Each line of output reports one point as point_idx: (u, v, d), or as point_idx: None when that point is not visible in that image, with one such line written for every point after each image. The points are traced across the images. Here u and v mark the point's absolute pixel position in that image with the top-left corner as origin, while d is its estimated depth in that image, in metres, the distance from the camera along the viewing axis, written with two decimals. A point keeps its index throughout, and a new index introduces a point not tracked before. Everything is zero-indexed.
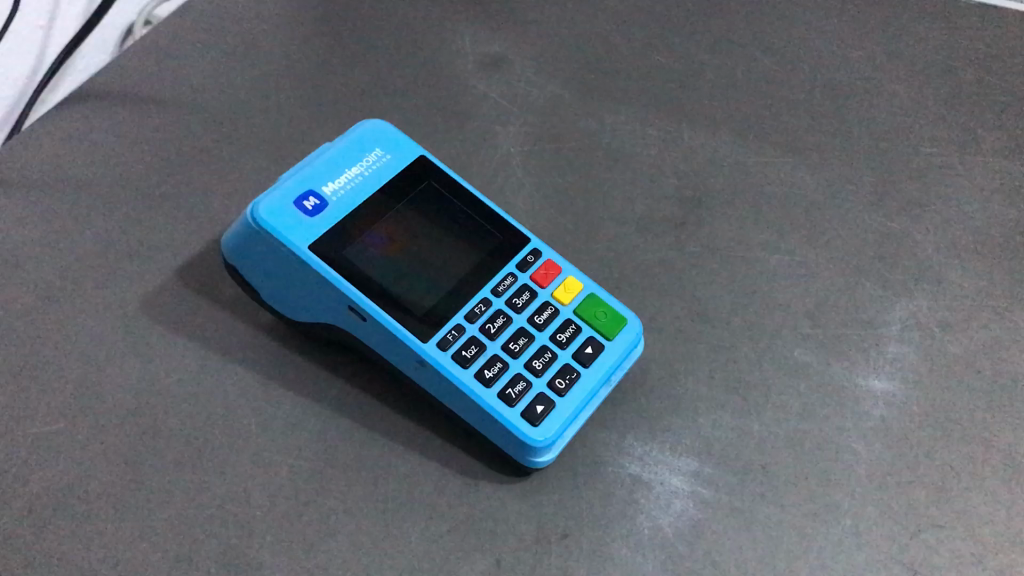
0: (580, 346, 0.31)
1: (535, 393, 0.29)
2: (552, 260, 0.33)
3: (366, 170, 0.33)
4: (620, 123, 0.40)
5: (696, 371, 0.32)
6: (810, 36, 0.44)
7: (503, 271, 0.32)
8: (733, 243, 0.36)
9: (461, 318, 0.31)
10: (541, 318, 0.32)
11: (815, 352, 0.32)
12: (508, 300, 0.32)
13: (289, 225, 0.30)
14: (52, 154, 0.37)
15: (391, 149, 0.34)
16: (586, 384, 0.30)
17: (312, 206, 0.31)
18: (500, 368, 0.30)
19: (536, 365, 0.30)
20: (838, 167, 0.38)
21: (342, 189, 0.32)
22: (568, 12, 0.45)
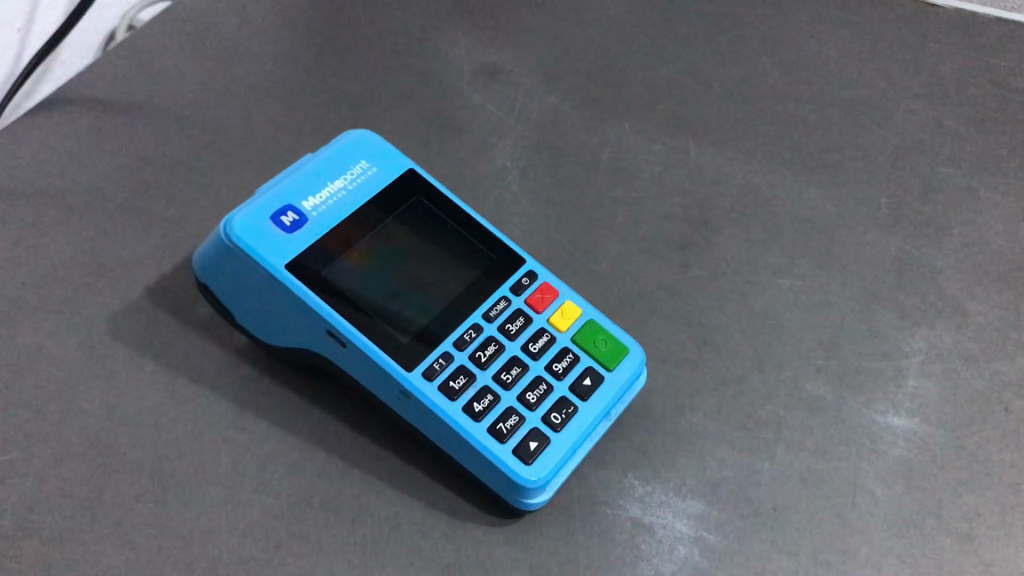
0: (578, 377, 0.29)
1: (529, 428, 0.27)
2: (549, 283, 0.31)
3: (350, 183, 0.30)
4: (622, 137, 0.38)
5: (703, 403, 0.30)
6: (822, 49, 0.42)
7: (496, 294, 0.30)
8: (742, 266, 0.33)
9: (449, 345, 0.28)
10: (536, 346, 0.29)
11: (830, 385, 0.30)
12: (500, 326, 0.29)
13: (265, 241, 0.28)
14: (20, 161, 0.35)
15: (378, 161, 0.31)
16: (584, 419, 0.28)
17: (290, 222, 0.29)
18: (492, 400, 0.27)
19: (531, 398, 0.28)
20: (853, 187, 0.36)
21: (324, 204, 0.30)
22: (569, 20, 0.43)
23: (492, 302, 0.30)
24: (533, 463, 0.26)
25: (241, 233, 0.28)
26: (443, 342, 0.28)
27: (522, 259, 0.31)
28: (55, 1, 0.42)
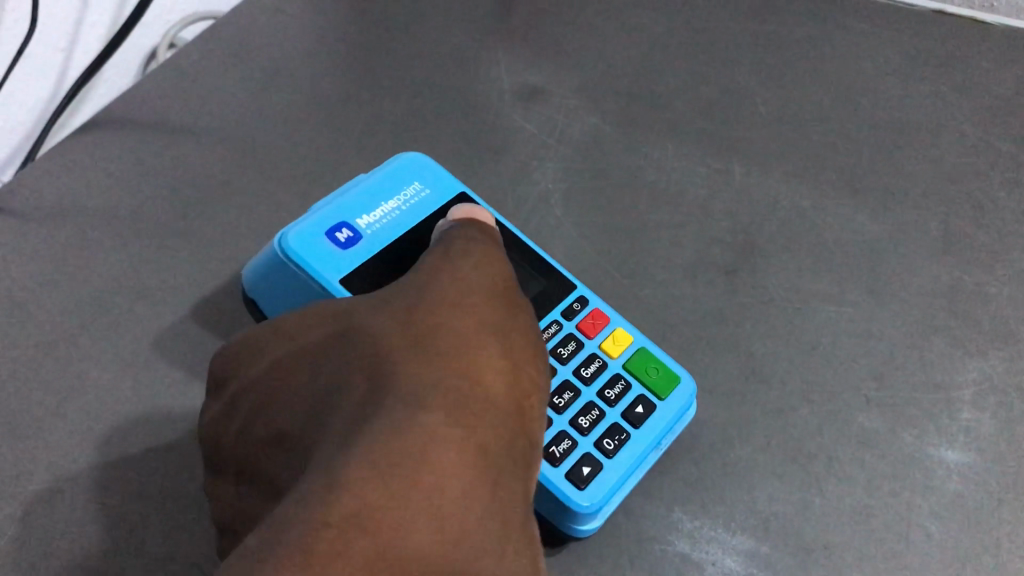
0: (629, 402, 0.29)
1: (581, 453, 0.27)
2: (600, 310, 0.30)
3: (403, 204, 0.32)
4: (666, 159, 0.38)
5: (752, 435, 0.29)
6: (867, 70, 0.42)
7: (547, 317, 0.30)
8: (790, 294, 0.33)
9: None
10: (587, 371, 0.30)
11: (882, 418, 0.30)
12: (552, 350, 0.30)
13: (320, 256, 0.29)
14: (65, 183, 0.35)
15: (431, 184, 0.33)
16: (635, 447, 0.28)
17: (344, 238, 0.30)
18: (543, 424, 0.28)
19: (583, 423, 0.28)
20: (901, 213, 0.36)
21: (377, 222, 0.31)
22: (610, 39, 0.43)
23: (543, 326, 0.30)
24: (586, 488, 0.26)
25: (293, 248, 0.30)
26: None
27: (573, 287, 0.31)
28: (98, 21, 0.42)
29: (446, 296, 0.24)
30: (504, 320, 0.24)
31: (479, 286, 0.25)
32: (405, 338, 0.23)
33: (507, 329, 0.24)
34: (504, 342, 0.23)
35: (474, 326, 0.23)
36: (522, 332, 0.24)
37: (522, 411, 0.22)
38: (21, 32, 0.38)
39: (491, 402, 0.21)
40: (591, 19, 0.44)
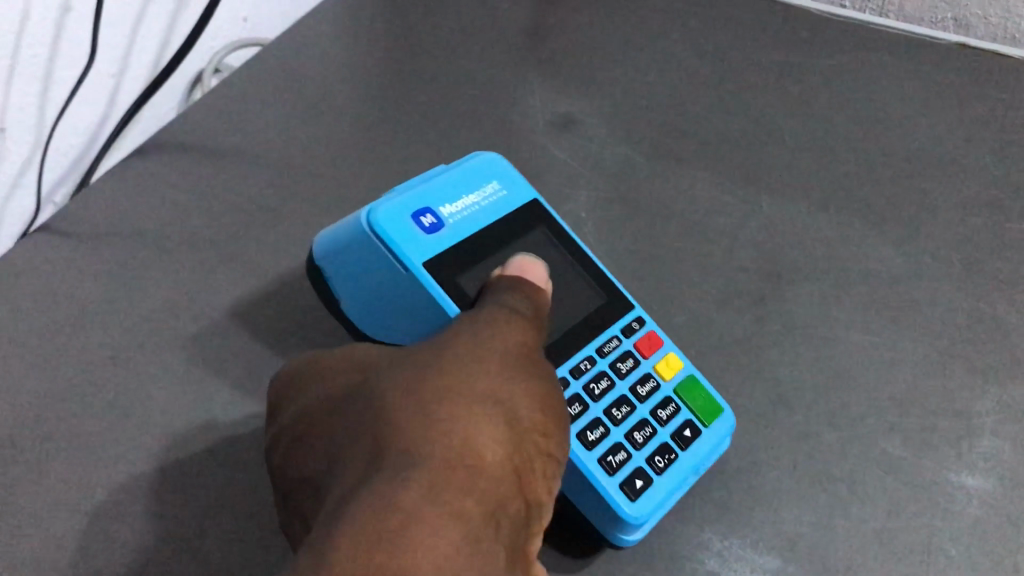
0: (680, 425, 0.30)
1: (635, 466, 0.28)
2: (656, 333, 0.32)
3: (483, 201, 0.32)
4: (694, 188, 0.39)
5: (779, 459, 0.30)
6: (890, 102, 0.43)
7: (608, 332, 0.31)
8: (815, 321, 0.34)
9: (565, 373, 0.30)
10: (642, 389, 0.31)
11: (904, 444, 0.31)
12: (611, 363, 0.31)
13: (407, 237, 0.29)
14: (120, 207, 0.37)
15: (510, 186, 0.33)
16: (682, 468, 0.29)
17: (429, 223, 0.30)
18: (602, 433, 0.29)
19: (636, 438, 0.29)
20: (924, 244, 0.37)
21: (458, 213, 0.31)
22: (640, 71, 0.45)
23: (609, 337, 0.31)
24: (638, 500, 0.27)
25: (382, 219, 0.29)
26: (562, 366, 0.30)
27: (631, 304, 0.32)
28: (150, 48, 0.44)
29: (471, 344, 0.24)
30: (528, 378, 0.24)
31: (505, 339, 0.25)
32: (420, 387, 0.23)
33: (528, 384, 0.23)
34: (522, 399, 0.23)
35: (493, 380, 0.23)
36: (546, 389, 0.24)
37: (528, 471, 0.22)
38: (81, 55, 0.40)
39: (491, 461, 0.21)
40: (622, 51, 0.45)
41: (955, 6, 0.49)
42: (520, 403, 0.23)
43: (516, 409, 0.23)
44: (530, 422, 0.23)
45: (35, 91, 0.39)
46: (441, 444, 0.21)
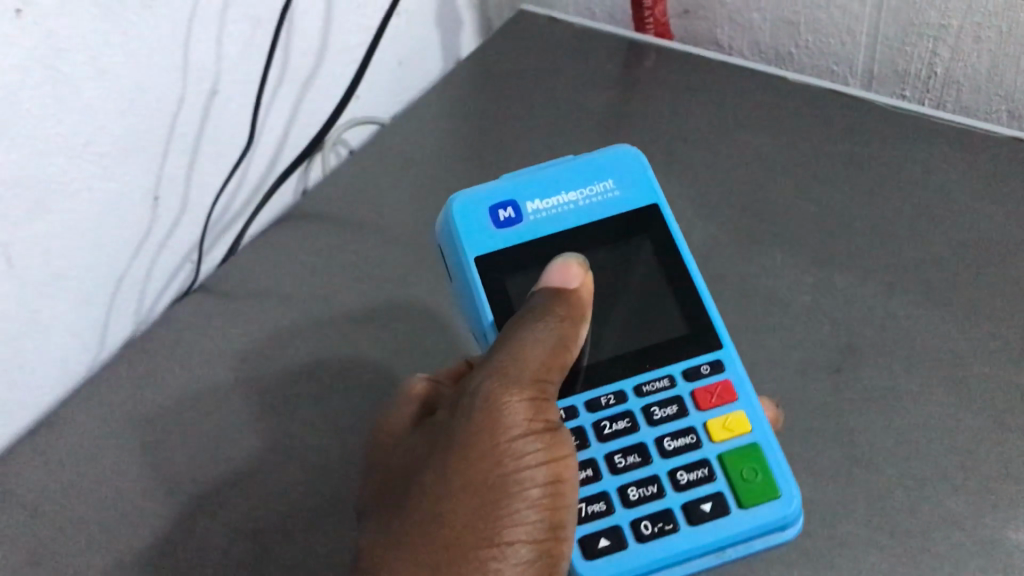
0: (700, 496, 0.35)
1: (611, 524, 0.35)
2: (724, 388, 0.37)
3: (578, 201, 0.40)
4: (776, 270, 0.45)
5: (856, 512, 0.36)
6: (951, 189, 0.48)
7: (664, 373, 0.38)
8: (887, 391, 0.39)
9: (583, 403, 0.37)
10: (673, 443, 0.36)
11: (968, 503, 0.36)
12: (649, 407, 0.37)
13: (479, 228, 0.39)
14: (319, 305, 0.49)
15: (619, 189, 0.40)
16: (670, 538, 0.34)
17: (504, 216, 0.39)
18: (593, 476, 0.35)
19: (635, 494, 0.35)
20: (985, 322, 0.41)
21: (541, 209, 0.40)
22: (723, 163, 0.51)
23: (656, 387, 0.37)
24: (590, 558, 0.34)
25: (462, 205, 0.39)
26: (578, 403, 0.37)
27: (714, 356, 0.38)
28: (268, 149, 0.54)
29: (481, 485, 0.31)
30: (528, 523, 0.32)
31: (514, 474, 0.32)
32: (445, 547, 0.31)
33: (525, 529, 0.32)
34: (518, 552, 0.31)
35: (495, 544, 0.31)
36: (547, 523, 0.32)
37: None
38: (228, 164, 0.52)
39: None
40: (710, 148, 0.53)
41: (1009, 100, 0.54)
42: (517, 555, 0.31)
43: (511, 563, 0.31)
44: (530, 568, 0.31)
45: (154, 171, 0.48)
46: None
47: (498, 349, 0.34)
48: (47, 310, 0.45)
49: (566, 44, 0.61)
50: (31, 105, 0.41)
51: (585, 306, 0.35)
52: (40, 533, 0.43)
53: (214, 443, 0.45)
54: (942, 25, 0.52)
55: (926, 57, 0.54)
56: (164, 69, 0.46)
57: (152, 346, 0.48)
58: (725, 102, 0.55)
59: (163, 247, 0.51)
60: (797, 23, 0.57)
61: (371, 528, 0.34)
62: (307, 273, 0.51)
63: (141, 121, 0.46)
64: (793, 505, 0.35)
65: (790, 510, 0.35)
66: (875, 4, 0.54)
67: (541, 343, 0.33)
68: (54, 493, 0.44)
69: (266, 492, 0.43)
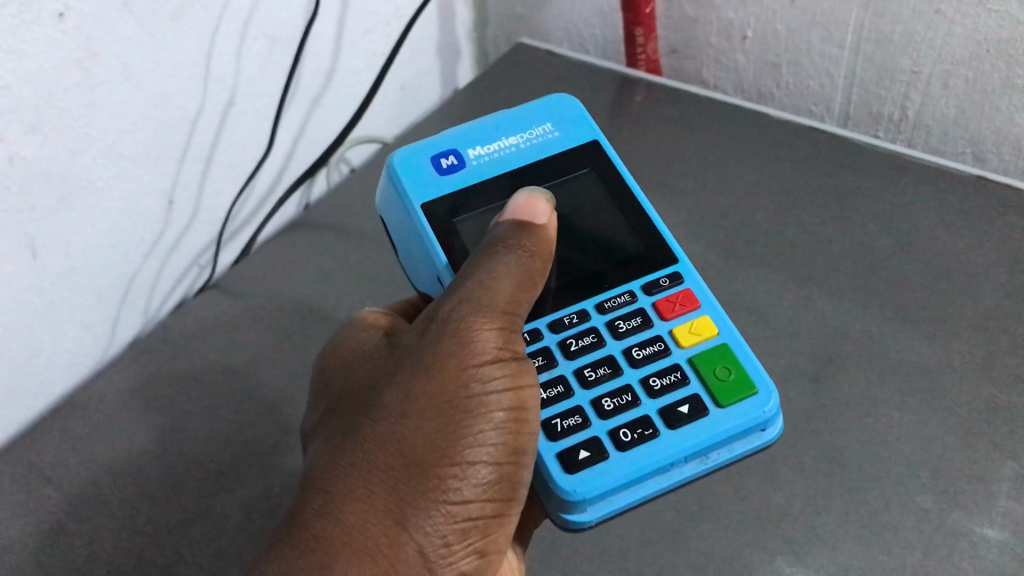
0: (676, 400, 0.39)
1: (592, 434, 0.39)
2: (682, 299, 0.43)
3: (513, 147, 0.46)
4: (761, 288, 0.49)
5: (834, 506, 0.40)
6: (920, 217, 0.51)
7: (625, 292, 0.43)
8: (862, 398, 0.43)
9: (551, 330, 0.42)
10: (640, 354, 0.41)
11: (937, 500, 0.39)
12: (615, 326, 0.42)
13: (424, 177, 0.45)
14: (330, 304, 0.52)
15: (552, 131, 0.47)
16: (653, 440, 0.38)
17: (447, 164, 0.45)
18: (567, 393, 0.40)
19: (609, 405, 0.39)
20: (952, 341, 0.45)
21: (480, 156, 0.46)
22: (711, 188, 0.55)
23: (618, 304, 0.43)
24: (579, 470, 0.37)
25: (407, 159, 0.45)
26: (544, 326, 0.42)
27: (672, 269, 0.44)
28: (276, 162, 0.57)
29: (446, 406, 0.35)
30: (490, 445, 0.35)
31: (480, 397, 0.35)
32: (404, 466, 0.34)
33: (486, 451, 0.35)
34: (478, 472, 0.35)
35: (457, 462, 0.34)
36: (507, 447, 0.35)
37: (494, 509, 0.36)
38: (245, 174, 0.55)
39: (464, 517, 0.35)
40: (698, 173, 0.57)
41: (975, 143, 0.57)
42: (477, 475, 0.35)
43: (471, 482, 0.35)
44: (488, 487, 0.35)
45: (171, 175, 0.50)
46: (429, 511, 0.34)
47: (468, 279, 0.37)
48: (65, 302, 0.47)
49: (562, 75, 0.65)
50: (66, 106, 0.43)
51: (549, 244, 0.39)
52: (57, 512, 0.44)
53: (229, 432, 0.47)
54: (914, 71, 0.56)
55: (899, 100, 0.58)
56: (187, 78, 0.48)
57: (170, 346, 0.51)
58: (712, 134, 0.59)
59: (174, 248, 0.53)
60: (779, 65, 0.61)
61: (331, 437, 0.37)
62: (318, 282, 0.54)
63: (171, 136, 0.49)
64: (765, 403, 0.39)
65: (763, 408, 0.39)
66: (853, 48, 0.57)
67: (510, 277, 0.37)
68: (73, 476, 0.46)
69: (279, 476, 0.45)
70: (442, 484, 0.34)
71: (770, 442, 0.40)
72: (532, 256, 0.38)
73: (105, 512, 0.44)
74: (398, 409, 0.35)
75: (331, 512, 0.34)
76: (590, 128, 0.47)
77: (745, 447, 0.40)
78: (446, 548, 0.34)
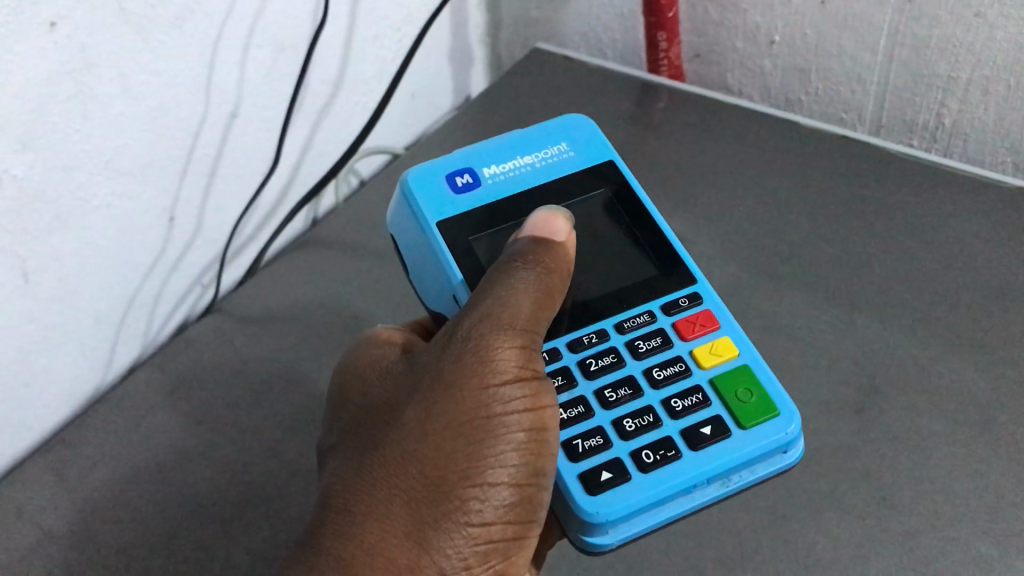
0: (698, 422, 0.37)
1: (613, 457, 0.36)
2: (704, 320, 0.40)
3: (531, 164, 0.44)
4: (797, 309, 0.47)
5: (886, 554, 0.38)
6: (963, 232, 0.49)
7: (645, 311, 0.40)
8: (909, 432, 0.41)
9: (570, 348, 0.39)
10: (660, 375, 0.38)
11: (996, 544, 0.37)
12: (635, 345, 0.39)
13: (437, 194, 0.42)
14: (343, 323, 0.50)
15: (569, 149, 0.44)
16: (675, 464, 0.36)
17: (461, 183, 0.42)
18: (587, 415, 0.37)
19: (630, 426, 0.37)
20: (1003, 367, 0.43)
21: (497, 174, 0.43)
22: (741, 201, 0.53)
23: (637, 323, 0.40)
24: (599, 493, 0.35)
25: (421, 178, 0.42)
26: (562, 344, 0.39)
27: (690, 290, 0.41)
28: (278, 183, 0.54)
29: (466, 425, 0.32)
30: (512, 466, 0.32)
31: (501, 417, 0.32)
32: (424, 486, 0.32)
33: (508, 472, 0.32)
34: (500, 494, 0.32)
35: (478, 484, 0.32)
36: (529, 468, 0.33)
37: (515, 532, 0.33)
38: (247, 196, 0.52)
39: (485, 539, 0.32)
40: (725, 183, 0.54)
41: (1014, 152, 0.54)
42: (498, 496, 0.32)
43: (492, 503, 0.32)
44: (509, 509, 0.32)
45: (171, 192, 0.47)
46: (450, 532, 0.31)
47: (488, 291, 0.34)
48: (61, 328, 0.44)
49: (579, 80, 0.62)
50: (59, 118, 0.40)
51: (571, 259, 0.36)
52: (55, 551, 0.42)
53: (232, 470, 0.44)
54: (951, 76, 0.53)
55: (934, 108, 0.55)
56: (188, 88, 0.45)
57: (172, 374, 0.48)
58: (739, 145, 0.56)
59: (174, 269, 0.50)
60: (808, 70, 0.58)
61: (347, 457, 0.34)
62: (328, 304, 0.51)
63: (175, 148, 0.46)
64: (788, 424, 0.37)
65: (786, 429, 0.37)
66: (886, 53, 0.54)
67: (532, 292, 0.34)
68: (67, 521, 0.43)
69: (286, 518, 0.42)
70: (462, 507, 0.32)
71: (789, 463, 0.38)
72: (553, 272, 0.35)
73: (104, 554, 0.42)
74: (416, 427, 0.32)
75: (350, 531, 0.32)
76: (608, 147, 0.45)
77: (766, 470, 0.37)
78: (467, 571, 0.32)
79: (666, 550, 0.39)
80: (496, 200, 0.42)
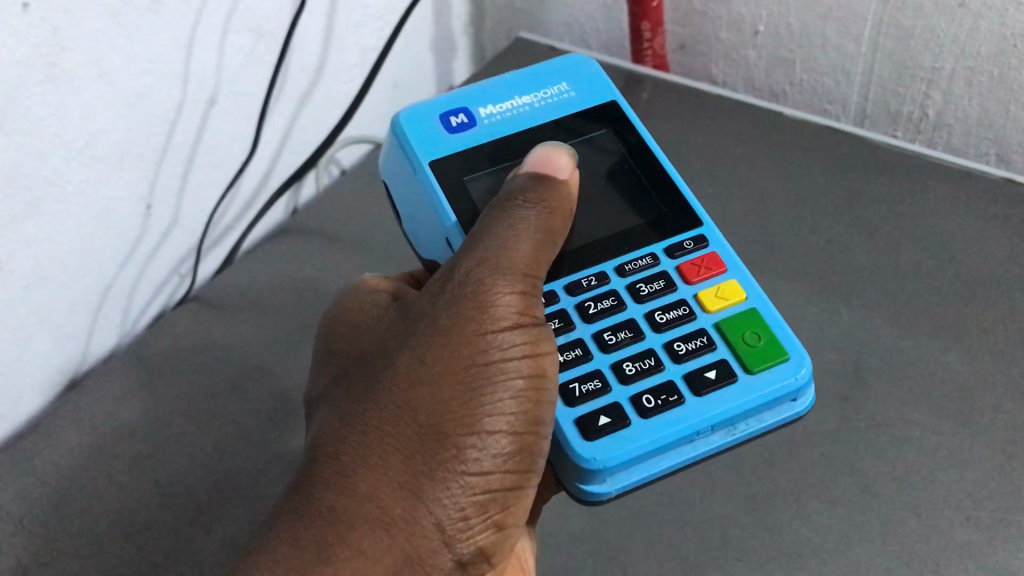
0: (703, 367, 0.36)
1: (613, 401, 0.35)
2: (710, 263, 0.39)
3: (529, 103, 0.43)
4: (782, 298, 0.46)
5: (872, 541, 0.37)
6: (948, 222, 0.48)
7: (649, 254, 0.40)
8: (894, 420, 0.41)
9: (568, 291, 0.39)
10: (663, 319, 0.38)
11: (981, 532, 0.37)
12: (637, 290, 0.39)
13: (430, 136, 0.42)
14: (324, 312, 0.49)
15: (569, 88, 0.44)
16: (678, 409, 0.35)
17: (456, 123, 0.42)
18: (587, 359, 0.37)
19: (631, 370, 0.36)
20: (986, 356, 0.43)
21: (493, 114, 0.43)
22: (726, 191, 0.52)
23: (639, 266, 0.40)
24: (598, 438, 0.34)
25: (414, 117, 0.42)
26: (560, 287, 0.39)
27: (696, 232, 0.41)
28: (261, 163, 0.53)
29: (463, 372, 0.31)
30: (510, 414, 0.32)
31: (498, 364, 0.32)
32: (418, 435, 0.31)
33: (506, 420, 0.32)
34: (498, 442, 0.32)
35: (475, 431, 0.31)
36: (528, 416, 0.32)
37: (514, 482, 0.32)
38: (230, 173, 0.51)
39: (483, 489, 0.31)
40: (711, 174, 0.54)
41: (998, 144, 0.54)
42: (496, 445, 0.32)
43: (490, 452, 0.31)
44: (508, 458, 0.32)
45: (148, 179, 0.47)
46: (447, 482, 0.31)
47: (486, 235, 0.34)
48: (32, 318, 0.44)
49: None
50: (31, 103, 0.39)
51: (573, 199, 0.36)
52: (27, 541, 0.41)
53: (207, 459, 0.43)
54: (935, 67, 0.53)
55: (919, 99, 0.55)
56: (165, 74, 0.45)
57: (149, 363, 0.47)
58: (723, 135, 0.56)
59: (153, 257, 0.49)
60: (792, 61, 0.58)
61: (337, 406, 0.33)
62: (309, 293, 0.50)
63: (153, 135, 0.46)
64: (798, 369, 0.36)
65: (796, 374, 0.36)
66: (871, 44, 0.54)
67: (531, 235, 0.34)
68: (39, 511, 0.42)
69: (266, 507, 0.42)
70: (460, 456, 0.31)
71: (800, 413, 0.37)
72: (554, 213, 0.35)
73: (78, 544, 0.41)
74: (409, 374, 0.32)
75: (340, 481, 0.31)
76: (610, 88, 0.44)
77: (774, 418, 0.36)
78: (465, 522, 0.31)
79: (647, 538, 0.39)
80: (477, 171, 0.41)
